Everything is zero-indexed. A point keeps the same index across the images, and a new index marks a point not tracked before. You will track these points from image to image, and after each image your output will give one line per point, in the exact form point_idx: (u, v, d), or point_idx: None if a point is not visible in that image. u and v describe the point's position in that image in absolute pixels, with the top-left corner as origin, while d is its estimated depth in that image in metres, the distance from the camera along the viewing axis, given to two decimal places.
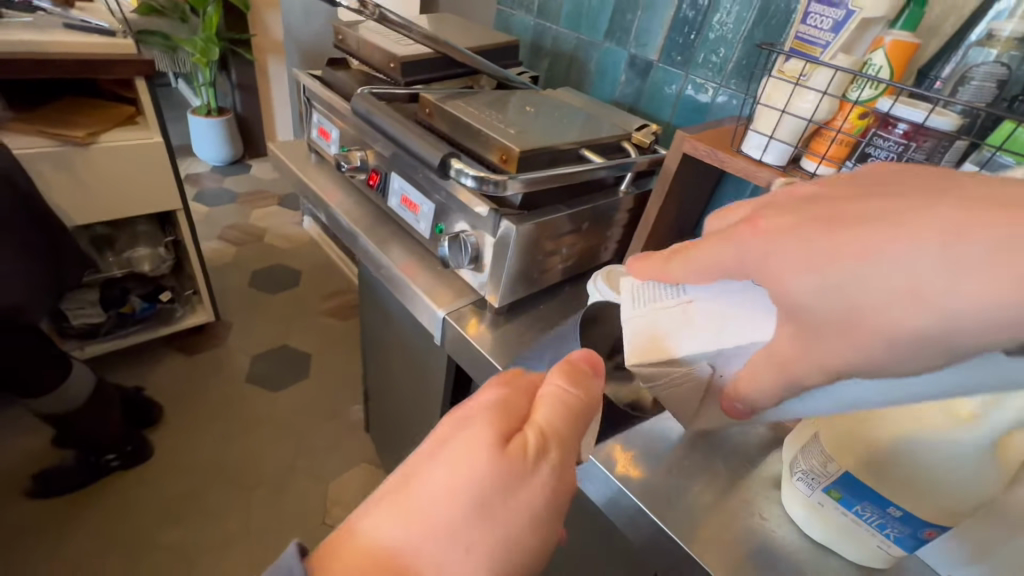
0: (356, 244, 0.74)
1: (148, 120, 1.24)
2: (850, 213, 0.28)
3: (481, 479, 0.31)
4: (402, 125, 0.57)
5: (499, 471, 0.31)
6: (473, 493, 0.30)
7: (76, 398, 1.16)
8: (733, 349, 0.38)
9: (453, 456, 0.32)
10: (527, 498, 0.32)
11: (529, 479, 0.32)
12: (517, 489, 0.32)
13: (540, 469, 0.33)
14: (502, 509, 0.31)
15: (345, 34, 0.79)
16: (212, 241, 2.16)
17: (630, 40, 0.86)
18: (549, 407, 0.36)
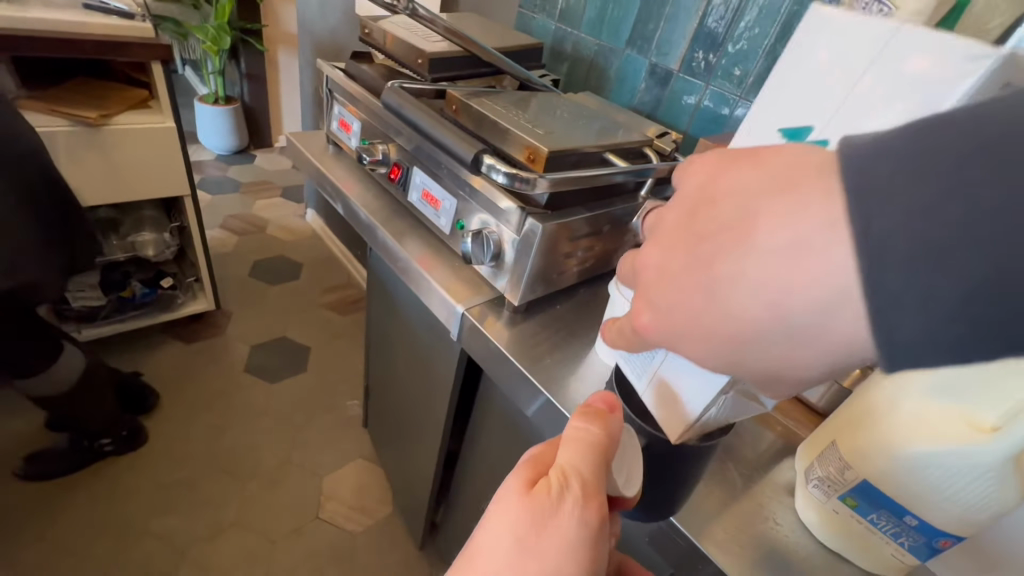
0: (375, 238, 0.75)
1: (162, 104, 1.24)
2: (693, 285, 0.27)
3: (515, 525, 0.34)
4: (433, 119, 0.57)
5: (526, 517, 0.34)
6: (510, 539, 0.34)
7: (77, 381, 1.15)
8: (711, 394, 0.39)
9: (495, 509, 0.36)
10: (557, 538, 0.33)
11: (555, 519, 0.34)
12: (546, 531, 0.34)
13: (563, 507, 0.34)
14: (538, 555, 0.33)
15: (371, 28, 0.79)
16: (214, 230, 2.15)
17: (652, 49, 0.87)
18: (566, 447, 0.37)
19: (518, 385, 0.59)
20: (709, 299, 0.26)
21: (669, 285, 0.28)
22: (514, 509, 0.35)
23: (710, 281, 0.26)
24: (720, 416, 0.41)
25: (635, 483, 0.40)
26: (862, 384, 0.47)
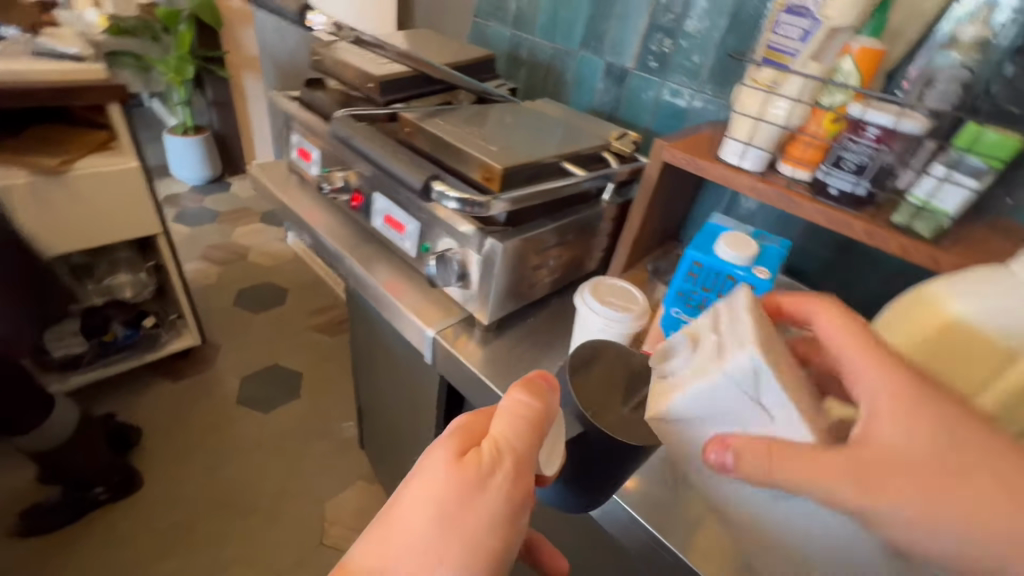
0: (341, 264, 0.74)
1: (124, 144, 1.22)
2: (920, 403, 0.31)
3: (441, 493, 0.35)
4: (382, 146, 0.57)
5: (457, 487, 0.35)
6: (435, 506, 0.34)
7: (63, 433, 1.14)
8: (778, 418, 0.32)
9: (421, 475, 0.36)
10: (482, 508, 0.35)
11: (481, 491, 0.35)
12: (473, 502, 0.35)
13: (493, 481, 0.36)
14: (461, 523, 0.34)
15: (322, 54, 0.78)
16: (195, 262, 2.13)
17: (606, 49, 0.87)
18: (503, 420, 0.37)
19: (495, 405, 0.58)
20: (907, 429, 0.30)
21: (889, 371, 0.32)
22: (445, 476, 0.35)
23: (940, 422, 0.30)
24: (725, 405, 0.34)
25: (555, 464, 0.41)
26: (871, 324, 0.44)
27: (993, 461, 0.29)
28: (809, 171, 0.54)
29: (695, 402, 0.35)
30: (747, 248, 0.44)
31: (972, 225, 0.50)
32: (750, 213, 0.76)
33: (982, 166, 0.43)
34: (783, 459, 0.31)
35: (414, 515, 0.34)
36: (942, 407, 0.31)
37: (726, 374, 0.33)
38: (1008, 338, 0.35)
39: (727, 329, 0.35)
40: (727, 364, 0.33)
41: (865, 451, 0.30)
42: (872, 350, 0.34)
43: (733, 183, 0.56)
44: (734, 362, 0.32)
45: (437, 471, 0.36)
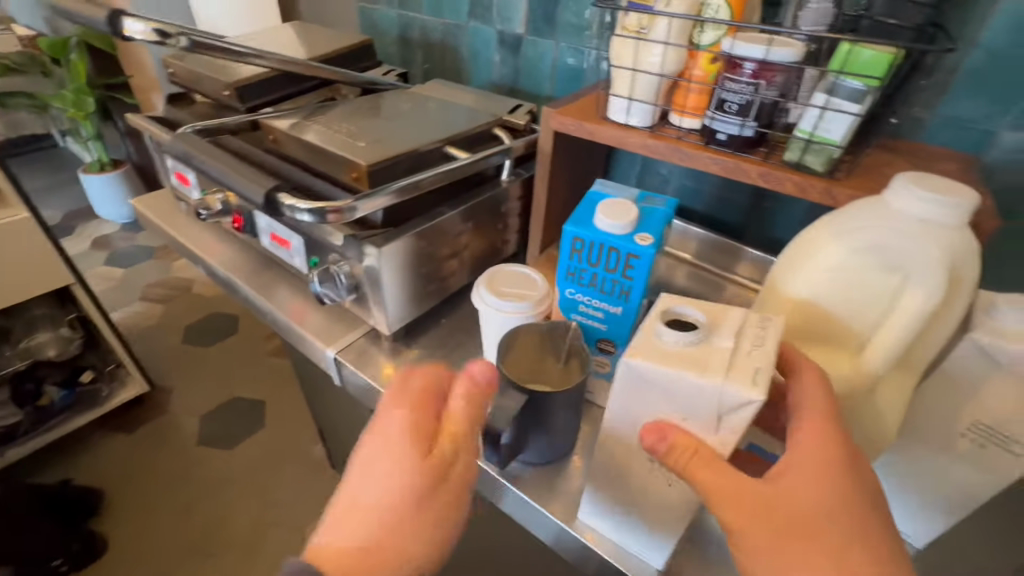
0: (236, 293, 0.68)
1: (7, 195, 1.10)
2: (833, 483, 0.32)
3: (410, 492, 0.35)
4: (228, 165, 0.51)
5: (409, 482, 0.35)
6: (405, 504, 0.35)
7: None
8: (730, 408, 0.32)
9: (388, 477, 0.35)
10: (448, 494, 0.36)
11: (447, 481, 0.36)
12: (441, 491, 0.36)
13: (456, 469, 0.37)
14: (432, 512, 0.35)
15: (179, 66, 0.71)
16: (133, 305, 2.00)
17: (494, 17, 0.81)
18: (460, 414, 0.38)
19: None
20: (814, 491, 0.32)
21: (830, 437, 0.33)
22: (396, 471, 0.35)
23: (838, 501, 0.32)
24: (682, 400, 0.33)
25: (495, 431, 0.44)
26: (767, 280, 0.43)
27: (854, 551, 0.31)
28: (699, 119, 0.50)
29: (676, 392, 0.33)
30: (626, 215, 0.42)
31: (865, 153, 0.48)
32: (665, 170, 0.73)
33: (861, 87, 0.40)
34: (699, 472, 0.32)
35: (368, 507, 0.35)
36: (846, 472, 0.33)
37: (727, 395, 0.31)
38: (893, 272, 0.35)
39: (743, 356, 0.33)
40: (733, 387, 0.31)
41: (772, 497, 0.32)
42: (823, 413, 0.34)
43: (625, 144, 0.52)
44: (737, 395, 0.31)
45: (383, 465, 0.35)
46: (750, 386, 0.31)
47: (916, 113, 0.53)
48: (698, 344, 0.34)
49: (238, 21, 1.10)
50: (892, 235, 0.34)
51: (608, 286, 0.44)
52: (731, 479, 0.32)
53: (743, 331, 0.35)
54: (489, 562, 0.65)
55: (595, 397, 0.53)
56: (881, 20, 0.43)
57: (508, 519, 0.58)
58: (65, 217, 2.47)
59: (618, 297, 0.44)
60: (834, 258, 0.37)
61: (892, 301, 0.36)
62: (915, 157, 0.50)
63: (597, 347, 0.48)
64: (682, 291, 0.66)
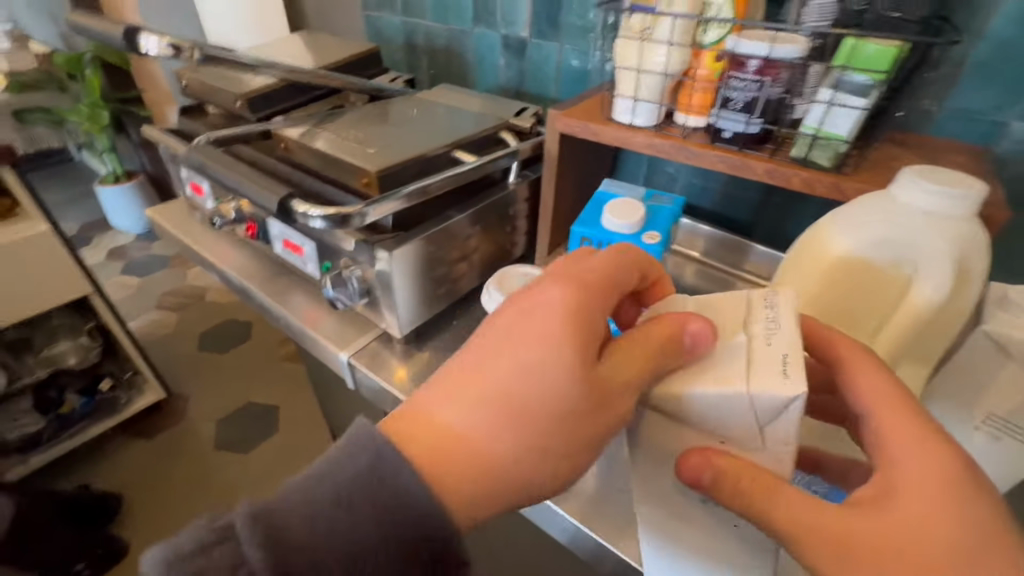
0: (251, 299, 0.69)
1: (27, 209, 1.13)
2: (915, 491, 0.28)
3: (552, 399, 0.30)
4: (240, 174, 0.52)
5: (545, 387, 0.30)
6: (537, 408, 0.30)
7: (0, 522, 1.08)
8: (769, 413, 0.29)
9: (532, 371, 0.30)
10: (587, 428, 0.31)
11: (593, 413, 0.30)
12: (582, 419, 0.31)
13: (612, 407, 0.31)
14: (562, 435, 0.31)
15: (192, 80, 0.73)
16: (149, 313, 2.04)
17: (498, 21, 0.82)
18: (643, 349, 0.31)
19: None
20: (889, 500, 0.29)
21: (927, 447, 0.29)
22: (535, 373, 0.30)
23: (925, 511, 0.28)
24: (715, 413, 0.30)
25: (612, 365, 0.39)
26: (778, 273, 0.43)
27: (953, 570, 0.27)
28: (704, 117, 0.50)
29: (711, 411, 0.30)
30: (633, 214, 0.42)
31: (873, 148, 0.47)
32: (672, 168, 0.73)
33: (866, 81, 0.40)
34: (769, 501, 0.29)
35: (484, 387, 0.31)
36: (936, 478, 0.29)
37: (764, 398, 0.28)
38: (901, 265, 0.36)
39: (763, 350, 0.30)
40: (765, 391, 0.28)
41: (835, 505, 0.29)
42: (909, 417, 0.30)
43: (631, 144, 0.52)
44: (771, 399, 0.28)
45: (528, 351, 0.30)
46: (782, 388, 0.28)
47: (925, 106, 0.52)
48: (711, 355, 0.31)
49: (247, 34, 1.13)
50: (897, 228, 0.35)
51: None
52: (806, 506, 0.29)
53: (753, 321, 0.32)
54: (504, 560, 0.66)
55: None
56: (885, 14, 0.43)
57: (522, 518, 0.58)
58: (82, 228, 2.53)
59: None
60: (842, 254, 0.37)
61: (901, 294, 0.36)
62: (924, 150, 0.50)
63: None
64: (691, 289, 0.67)
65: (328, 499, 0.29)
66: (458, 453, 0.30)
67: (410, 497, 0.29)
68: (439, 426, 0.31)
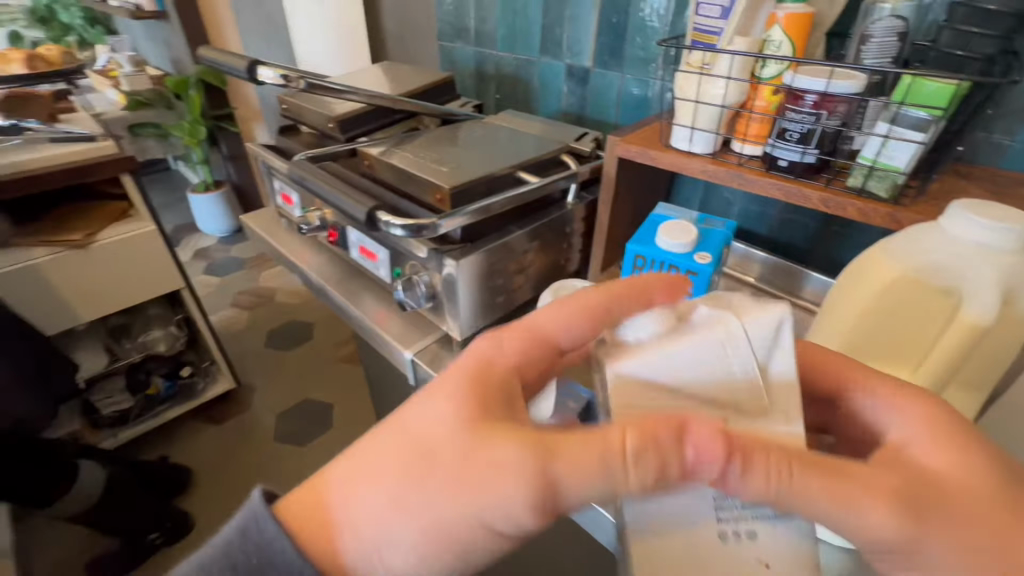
0: (326, 299, 0.77)
1: (139, 210, 1.28)
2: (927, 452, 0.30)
3: (424, 469, 0.31)
4: (332, 187, 0.60)
5: (427, 454, 0.31)
6: (409, 476, 0.31)
7: (90, 498, 1.12)
8: (763, 343, 0.30)
9: (418, 436, 0.32)
10: (450, 509, 0.30)
11: (461, 493, 0.30)
12: (448, 497, 0.30)
13: (482, 489, 0.30)
14: (426, 511, 0.31)
15: (291, 103, 0.83)
16: (227, 310, 2.23)
17: (564, 52, 0.87)
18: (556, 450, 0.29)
19: None
20: None
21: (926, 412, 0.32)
22: (425, 422, 0.32)
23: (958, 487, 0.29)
24: (717, 360, 0.30)
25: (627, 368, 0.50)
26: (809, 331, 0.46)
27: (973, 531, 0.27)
28: (761, 146, 0.52)
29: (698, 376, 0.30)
30: (686, 235, 0.45)
31: (935, 181, 0.48)
32: (728, 194, 0.74)
33: (925, 117, 0.41)
34: (840, 483, 0.27)
35: (373, 447, 0.34)
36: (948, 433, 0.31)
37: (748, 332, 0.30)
38: (950, 294, 0.36)
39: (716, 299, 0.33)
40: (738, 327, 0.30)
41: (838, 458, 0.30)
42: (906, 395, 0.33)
43: (688, 169, 0.55)
44: (763, 323, 0.30)
45: (421, 419, 0.33)
46: (769, 314, 0.30)
47: (997, 139, 0.52)
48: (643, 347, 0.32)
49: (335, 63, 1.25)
50: (947, 253, 0.36)
51: None
52: None
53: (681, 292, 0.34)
54: (545, 564, 0.68)
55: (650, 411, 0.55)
56: (948, 51, 0.44)
57: (565, 523, 0.60)
58: (174, 230, 2.80)
59: None
60: (889, 277, 0.38)
61: (948, 320, 0.37)
62: (992, 184, 0.49)
63: None
64: None
65: (196, 566, 0.35)
66: (329, 512, 0.33)
67: (272, 555, 0.33)
68: (330, 476, 0.34)
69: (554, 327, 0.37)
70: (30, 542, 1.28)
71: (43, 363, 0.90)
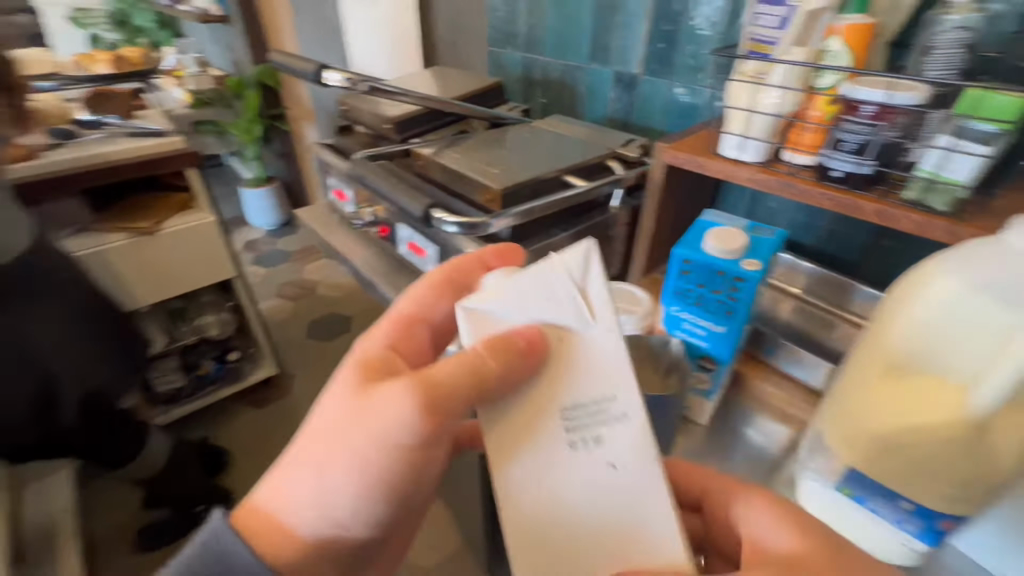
0: (374, 291, 0.81)
1: (201, 201, 1.37)
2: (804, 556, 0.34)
3: (334, 423, 0.33)
4: (391, 185, 0.64)
5: (331, 408, 0.33)
6: (323, 432, 0.33)
7: (153, 466, 1.20)
8: (574, 275, 0.32)
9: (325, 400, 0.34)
10: (361, 442, 0.32)
11: (368, 428, 0.32)
12: (358, 434, 0.32)
13: (382, 419, 0.32)
14: (339, 457, 0.32)
15: (349, 105, 0.88)
16: (273, 299, 2.33)
17: (613, 59, 0.89)
18: (441, 368, 0.31)
19: None
20: None
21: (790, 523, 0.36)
22: (324, 390, 0.35)
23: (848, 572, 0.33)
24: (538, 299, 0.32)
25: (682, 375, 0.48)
26: (856, 350, 0.45)
27: None
28: (813, 156, 0.52)
29: (522, 313, 0.32)
30: (735, 242, 0.45)
31: (1000, 196, 0.46)
32: (775, 204, 0.74)
33: (992, 130, 0.41)
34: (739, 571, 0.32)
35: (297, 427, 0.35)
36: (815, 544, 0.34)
37: (555, 269, 0.32)
38: (1011, 308, 0.34)
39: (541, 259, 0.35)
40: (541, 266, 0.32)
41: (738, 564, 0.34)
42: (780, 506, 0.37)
43: (737, 177, 0.55)
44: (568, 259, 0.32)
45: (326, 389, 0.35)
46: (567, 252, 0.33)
47: None
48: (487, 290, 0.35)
49: None
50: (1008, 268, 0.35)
51: (713, 305, 0.48)
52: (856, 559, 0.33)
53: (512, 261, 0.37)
54: None
55: (692, 415, 0.56)
56: None
57: None
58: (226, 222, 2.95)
59: (722, 316, 0.48)
60: (945, 292, 0.37)
61: (1005, 338, 0.35)
62: None
63: (698, 363, 0.52)
64: (788, 327, 0.67)
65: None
66: (270, 502, 0.34)
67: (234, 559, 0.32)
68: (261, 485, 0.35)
69: (426, 310, 0.39)
70: (91, 504, 1.38)
71: (121, 338, 0.98)
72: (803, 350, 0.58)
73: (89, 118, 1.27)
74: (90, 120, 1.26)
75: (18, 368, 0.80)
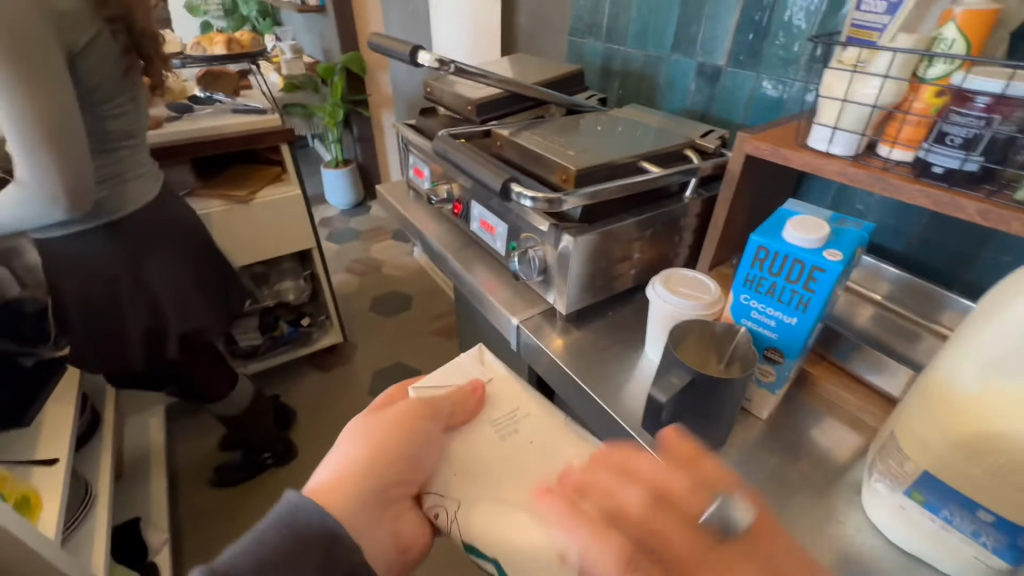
0: (444, 264, 0.85)
1: (290, 175, 1.49)
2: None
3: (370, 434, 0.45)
4: (470, 159, 0.67)
5: (367, 426, 0.46)
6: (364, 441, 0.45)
7: (234, 411, 1.33)
8: None
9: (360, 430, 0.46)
10: (391, 437, 0.44)
11: (394, 428, 0.45)
12: (388, 434, 0.45)
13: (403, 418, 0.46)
14: (377, 450, 0.44)
15: (433, 87, 0.93)
16: (343, 274, 2.48)
17: (697, 50, 0.87)
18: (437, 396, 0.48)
19: (574, 388, 0.62)
20: None
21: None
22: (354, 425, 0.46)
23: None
24: None
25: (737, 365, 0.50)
26: (937, 356, 0.43)
27: None
28: (912, 152, 0.50)
29: None
30: (818, 231, 0.44)
31: None
32: (863, 205, 0.70)
33: None
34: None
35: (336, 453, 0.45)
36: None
37: None
38: None
39: None
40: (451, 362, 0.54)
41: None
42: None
43: (823, 169, 0.53)
44: None
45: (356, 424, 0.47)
46: None
47: None
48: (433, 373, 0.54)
49: None
50: None
51: (786, 295, 0.47)
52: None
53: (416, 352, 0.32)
54: None
55: (751, 406, 0.56)
56: None
57: None
58: None
59: (795, 307, 0.47)
60: None
61: None
62: None
63: (764, 354, 0.51)
64: (865, 332, 0.63)
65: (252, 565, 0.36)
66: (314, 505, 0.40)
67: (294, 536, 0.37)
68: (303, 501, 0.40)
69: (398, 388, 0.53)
70: (177, 439, 1.55)
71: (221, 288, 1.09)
72: (883, 355, 0.57)
73: (203, 95, 1.42)
74: (204, 97, 1.40)
75: (137, 299, 0.94)
